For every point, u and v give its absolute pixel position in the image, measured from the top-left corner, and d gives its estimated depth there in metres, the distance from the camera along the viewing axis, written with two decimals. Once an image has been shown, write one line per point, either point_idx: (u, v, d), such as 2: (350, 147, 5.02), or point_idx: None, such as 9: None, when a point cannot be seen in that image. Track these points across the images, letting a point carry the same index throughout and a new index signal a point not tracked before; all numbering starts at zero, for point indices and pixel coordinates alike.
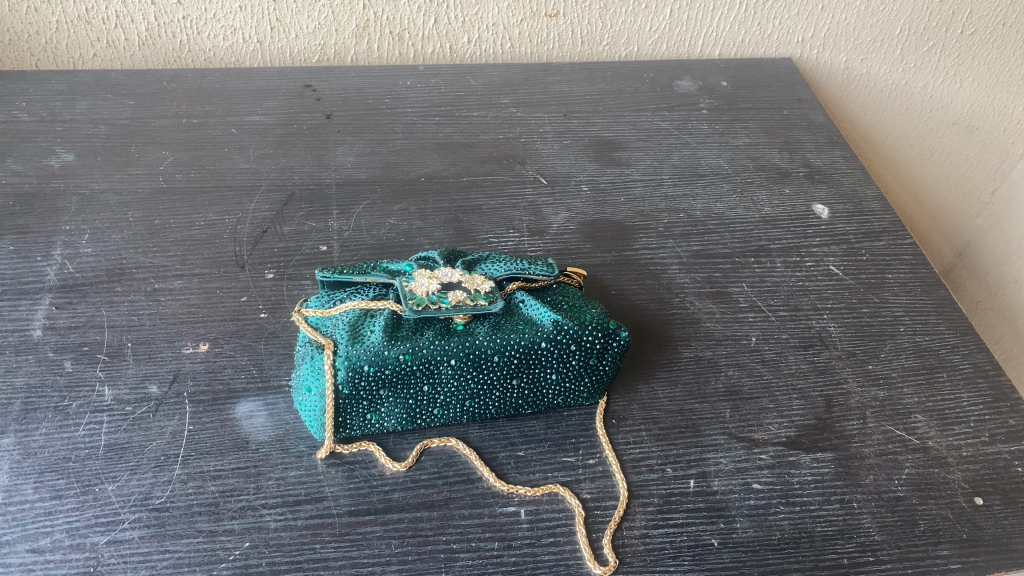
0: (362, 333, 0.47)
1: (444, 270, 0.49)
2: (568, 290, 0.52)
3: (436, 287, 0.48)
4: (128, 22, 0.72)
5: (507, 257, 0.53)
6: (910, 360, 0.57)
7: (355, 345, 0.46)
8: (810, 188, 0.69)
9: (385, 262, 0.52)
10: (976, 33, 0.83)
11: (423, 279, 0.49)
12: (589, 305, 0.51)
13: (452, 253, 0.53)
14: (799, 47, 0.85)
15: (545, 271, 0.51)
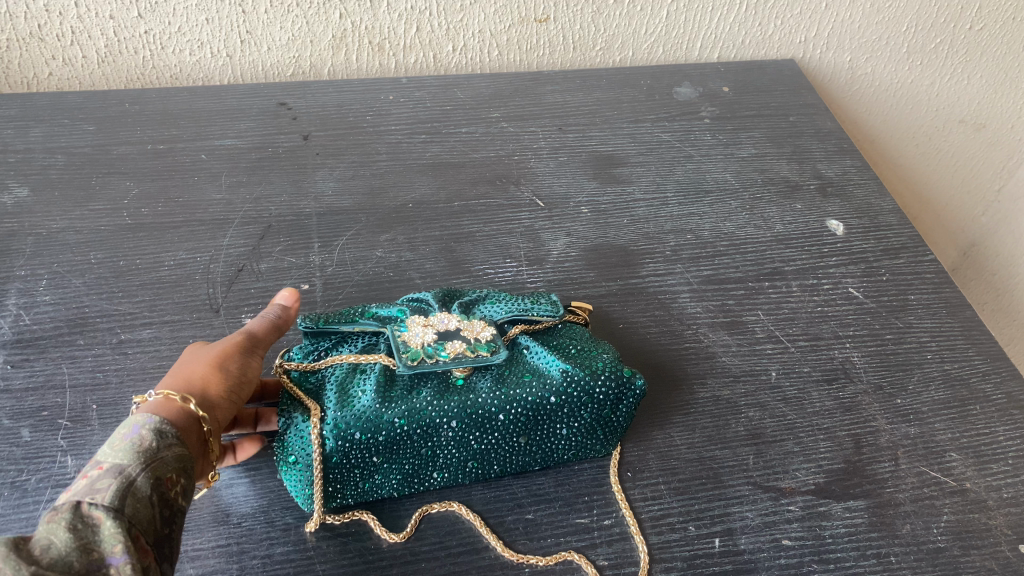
0: (352, 396, 0.42)
1: (439, 317, 0.45)
2: (573, 331, 0.48)
3: (432, 338, 0.43)
4: (85, 38, 0.66)
5: (506, 294, 0.48)
6: (940, 392, 0.53)
7: (345, 409, 0.41)
8: (822, 202, 0.65)
9: (375, 305, 0.48)
10: (986, 28, 0.79)
11: (416, 327, 0.44)
12: (598, 349, 0.46)
13: (445, 292, 0.48)
14: (801, 47, 0.81)
15: (549, 311, 0.47)
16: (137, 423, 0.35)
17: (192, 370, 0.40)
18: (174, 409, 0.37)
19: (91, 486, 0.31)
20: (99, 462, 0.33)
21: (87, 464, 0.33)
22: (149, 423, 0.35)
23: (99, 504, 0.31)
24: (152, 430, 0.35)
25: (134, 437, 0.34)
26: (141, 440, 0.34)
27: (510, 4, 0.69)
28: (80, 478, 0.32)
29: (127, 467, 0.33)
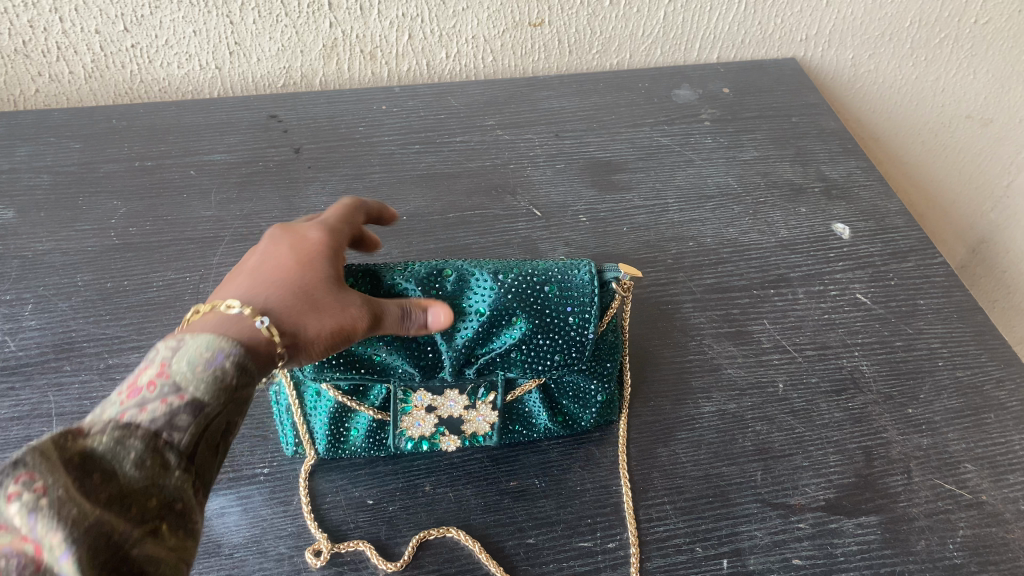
0: (344, 434, 0.45)
1: (447, 395, 0.44)
2: (595, 364, 0.45)
3: (430, 428, 0.44)
4: (71, 54, 0.65)
5: (544, 332, 0.41)
6: (953, 400, 0.51)
7: (338, 449, 0.45)
8: (828, 205, 0.64)
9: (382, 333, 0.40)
10: (991, 22, 0.76)
11: (419, 410, 0.44)
12: (602, 388, 0.46)
13: (474, 330, 0.40)
14: (803, 45, 0.79)
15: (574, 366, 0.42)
16: (223, 347, 0.30)
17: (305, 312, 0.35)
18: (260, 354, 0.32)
19: (168, 418, 0.27)
20: (180, 382, 0.28)
21: (163, 386, 0.28)
22: (234, 353, 0.30)
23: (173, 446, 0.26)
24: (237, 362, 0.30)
25: (220, 370, 0.29)
26: (225, 380, 0.29)
27: (503, 10, 0.68)
28: (154, 400, 0.27)
29: (207, 405, 0.28)
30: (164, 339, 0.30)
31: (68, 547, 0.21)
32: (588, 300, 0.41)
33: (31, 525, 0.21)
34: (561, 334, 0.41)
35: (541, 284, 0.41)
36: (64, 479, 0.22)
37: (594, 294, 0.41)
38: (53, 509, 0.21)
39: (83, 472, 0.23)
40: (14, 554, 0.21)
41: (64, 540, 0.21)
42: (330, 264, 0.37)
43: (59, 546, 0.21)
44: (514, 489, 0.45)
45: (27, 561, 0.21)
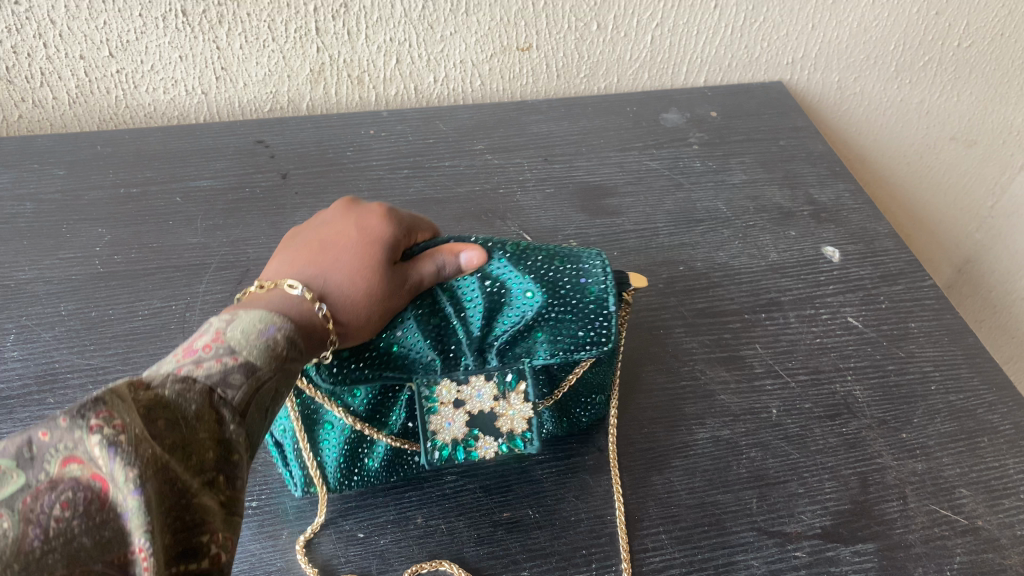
0: (360, 464, 0.44)
1: (473, 383, 0.41)
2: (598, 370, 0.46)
3: (462, 430, 0.41)
4: (55, 80, 0.65)
5: (560, 304, 0.40)
6: (947, 425, 0.51)
7: (353, 479, 0.44)
8: (817, 228, 0.64)
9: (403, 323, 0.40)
10: (974, 45, 0.77)
11: (446, 406, 0.41)
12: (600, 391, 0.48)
13: (487, 304, 0.40)
14: (789, 68, 0.79)
15: (603, 348, 0.41)
16: (272, 323, 0.32)
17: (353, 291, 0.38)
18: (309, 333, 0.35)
19: (224, 380, 0.29)
20: (236, 351, 0.30)
21: (219, 348, 0.30)
22: (282, 327, 0.33)
23: (224, 407, 0.28)
24: (285, 336, 0.33)
25: (268, 340, 0.32)
26: (273, 348, 0.32)
27: (491, 34, 0.68)
28: (210, 359, 0.29)
29: (258, 371, 0.30)
30: (220, 314, 0.33)
31: (137, 483, 0.21)
32: (604, 276, 0.41)
33: (109, 460, 0.21)
34: (579, 307, 0.40)
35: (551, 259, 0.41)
36: (134, 421, 0.23)
37: (610, 271, 0.41)
38: (128, 447, 0.22)
39: (152, 418, 0.24)
40: (81, 487, 0.21)
41: (134, 476, 0.21)
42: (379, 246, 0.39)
43: (131, 481, 0.21)
44: (507, 520, 0.44)
45: (98, 496, 0.21)
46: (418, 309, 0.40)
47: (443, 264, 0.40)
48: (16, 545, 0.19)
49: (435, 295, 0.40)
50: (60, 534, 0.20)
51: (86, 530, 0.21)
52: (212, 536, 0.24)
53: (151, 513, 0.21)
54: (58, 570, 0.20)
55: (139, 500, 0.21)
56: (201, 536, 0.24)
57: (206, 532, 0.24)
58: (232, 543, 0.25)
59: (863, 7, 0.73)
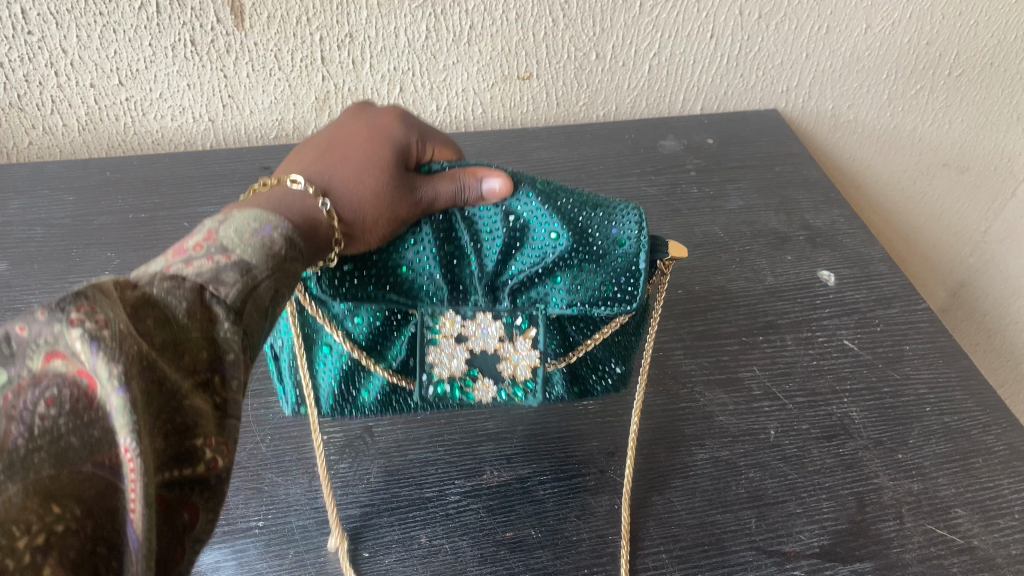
0: (354, 391, 0.46)
1: (479, 320, 0.42)
2: (619, 337, 0.45)
3: (460, 367, 0.43)
4: (65, 107, 0.66)
5: (584, 253, 0.38)
6: (942, 446, 0.51)
7: (343, 403, 0.47)
8: (813, 252, 0.65)
9: (411, 248, 0.39)
10: (964, 74, 0.79)
11: (447, 341, 0.42)
12: (621, 360, 0.46)
13: (506, 238, 0.38)
14: (784, 97, 0.81)
15: (624, 307, 0.38)
16: (268, 224, 0.31)
17: (359, 190, 0.37)
18: (310, 233, 0.34)
19: (216, 275, 0.26)
20: (229, 250, 0.28)
21: (210, 248, 0.28)
22: (280, 228, 0.31)
23: (219, 300, 0.26)
24: (283, 236, 0.31)
25: (264, 240, 0.30)
26: (269, 246, 0.30)
27: (492, 63, 0.69)
28: (200, 258, 0.27)
29: (254, 268, 0.28)
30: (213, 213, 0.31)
31: (123, 381, 0.19)
32: (638, 233, 0.38)
33: (91, 356, 0.19)
34: (604, 261, 0.38)
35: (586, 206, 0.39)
36: (118, 314, 0.21)
37: (645, 229, 0.38)
38: (112, 343, 0.19)
39: (138, 315, 0.22)
40: (67, 385, 0.19)
41: (120, 374, 0.19)
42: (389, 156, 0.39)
43: (117, 380, 0.19)
44: (510, 540, 0.45)
45: (84, 394, 0.19)
46: (431, 229, 0.39)
47: (462, 187, 0.37)
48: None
49: (452, 219, 0.39)
50: (47, 434, 0.18)
51: (74, 430, 0.19)
52: (206, 440, 0.23)
53: (137, 413, 0.19)
54: (46, 472, 0.18)
55: (126, 400, 0.19)
56: (194, 440, 0.22)
57: (199, 436, 0.22)
58: (226, 446, 0.23)
59: (856, 37, 0.74)
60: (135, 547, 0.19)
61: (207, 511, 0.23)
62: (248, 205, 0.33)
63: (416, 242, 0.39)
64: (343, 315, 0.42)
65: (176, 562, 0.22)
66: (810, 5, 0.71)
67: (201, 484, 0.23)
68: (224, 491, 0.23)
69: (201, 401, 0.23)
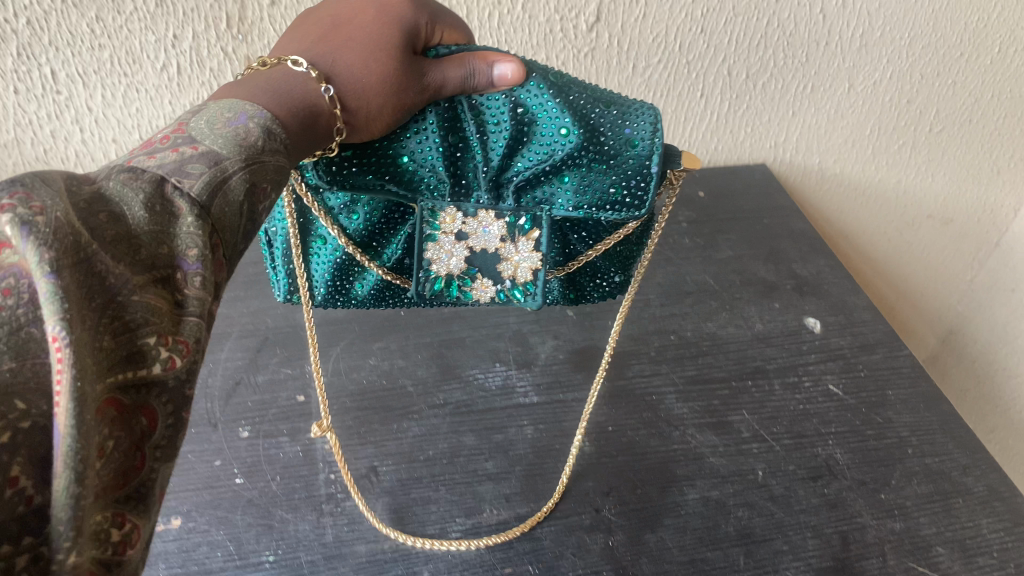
0: (349, 285, 0.49)
1: (480, 219, 0.42)
2: (623, 249, 0.47)
3: (459, 264, 0.45)
4: (88, 160, 0.72)
5: (595, 153, 0.38)
6: (923, 486, 0.54)
7: (338, 296, 0.49)
8: (800, 300, 0.68)
9: (416, 138, 0.39)
10: (944, 130, 0.82)
11: (447, 239, 0.43)
12: (620, 270, 0.48)
13: (513, 133, 0.38)
14: (772, 152, 0.85)
15: (633, 213, 0.39)
16: (243, 114, 0.31)
17: (366, 77, 0.37)
18: (296, 121, 0.34)
19: (178, 167, 0.26)
20: (196, 142, 0.28)
21: (178, 139, 0.28)
22: (256, 118, 0.31)
23: (183, 193, 0.26)
24: (259, 127, 0.31)
25: (237, 129, 0.30)
26: (240, 135, 0.30)
27: None
28: (166, 150, 0.27)
29: (224, 160, 0.28)
30: (191, 105, 0.31)
31: (54, 268, 0.19)
32: (651, 137, 0.38)
33: (22, 240, 0.19)
34: (616, 163, 0.39)
35: (600, 104, 0.39)
36: (59, 206, 0.21)
37: (660, 133, 0.38)
38: (45, 229, 0.20)
39: (89, 210, 0.23)
40: (20, 275, 0.20)
41: (50, 260, 0.19)
42: (395, 39, 0.38)
43: (45, 264, 0.19)
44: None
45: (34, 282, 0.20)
46: (436, 117, 0.39)
47: (472, 72, 0.38)
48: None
49: (459, 105, 0.39)
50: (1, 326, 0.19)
51: (31, 319, 0.20)
52: (158, 342, 0.23)
53: (68, 302, 0.19)
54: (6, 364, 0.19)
55: (56, 287, 0.19)
56: (146, 341, 0.22)
57: (149, 336, 0.22)
58: (186, 347, 0.23)
59: (840, 96, 0.78)
60: (58, 443, 0.19)
61: (168, 418, 0.23)
62: (226, 96, 0.33)
63: (419, 132, 0.39)
64: (340, 210, 0.44)
65: (134, 468, 0.22)
66: (795, 66, 0.74)
67: (157, 388, 0.23)
68: (188, 398, 0.24)
69: (156, 300, 0.23)
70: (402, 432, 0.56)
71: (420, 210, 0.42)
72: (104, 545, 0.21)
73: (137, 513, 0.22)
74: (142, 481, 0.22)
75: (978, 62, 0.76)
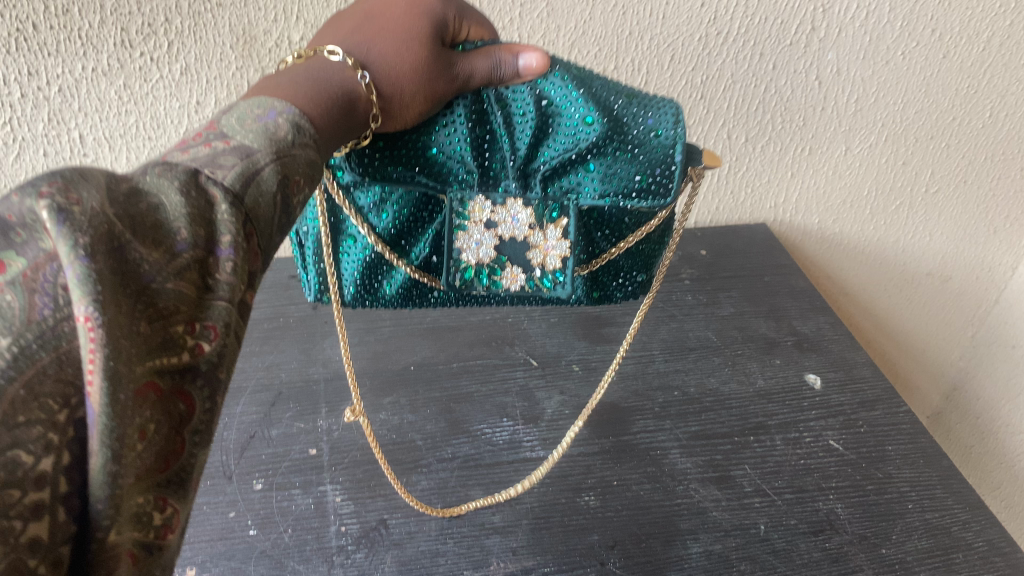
0: (377, 283, 0.52)
1: (509, 207, 0.46)
2: (644, 248, 0.52)
3: (488, 255, 0.48)
4: None
5: (620, 141, 0.42)
6: (923, 541, 0.54)
7: (367, 295, 0.53)
8: (800, 357, 0.70)
9: (446, 132, 0.43)
10: (940, 190, 0.84)
11: (477, 227, 0.46)
12: (641, 269, 0.53)
13: (538, 122, 0.42)
14: (772, 212, 0.87)
15: (659, 200, 0.43)
16: (272, 110, 0.32)
17: (403, 62, 0.39)
18: (333, 112, 0.35)
19: (212, 160, 0.28)
20: (228, 138, 0.30)
21: (210, 136, 0.30)
22: (285, 115, 0.32)
23: (216, 182, 0.26)
24: (289, 122, 0.32)
25: (266, 125, 0.31)
26: (270, 130, 0.31)
27: None
28: (200, 146, 0.29)
29: (256, 154, 0.29)
30: (222, 107, 0.33)
31: (87, 253, 0.20)
32: (674, 128, 0.42)
33: (55, 228, 0.20)
34: (641, 152, 0.42)
35: (624, 100, 0.43)
36: (98, 196, 0.22)
37: (681, 125, 0.42)
38: (81, 218, 0.20)
39: (129, 200, 0.23)
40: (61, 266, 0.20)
41: (84, 246, 0.20)
42: (429, 27, 0.40)
43: (80, 252, 0.20)
44: None
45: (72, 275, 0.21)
46: (466, 111, 0.42)
47: (499, 62, 0.41)
48: (25, 316, 0.20)
49: (486, 101, 0.42)
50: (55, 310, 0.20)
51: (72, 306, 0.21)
52: (186, 329, 0.24)
53: (102, 286, 0.20)
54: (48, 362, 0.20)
55: (89, 271, 0.20)
56: (175, 329, 0.24)
57: (178, 322, 0.24)
58: (215, 332, 0.25)
59: (838, 158, 0.81)
60: (93, 425, 0.21)
61: (205, 402, 0.25)
62: (257, 92, 0.34)
63: (448, 126, 0.43)
64: (370, 208, 0.48)
65: (175, 452, 0.24)
66: (792, 129, 0.77)
67: (192, 373, 0.24)
68: (220, 380, 0.25)
69: (190, 285, 0.24)
70: (411, 485, 0.58)
71: (450, 200, 0.46)
72: (147, 528, 0.23)
73: (178, 495, 0.24)
74: (182, 465, 0.24)
75: (971, 126, 0.79)
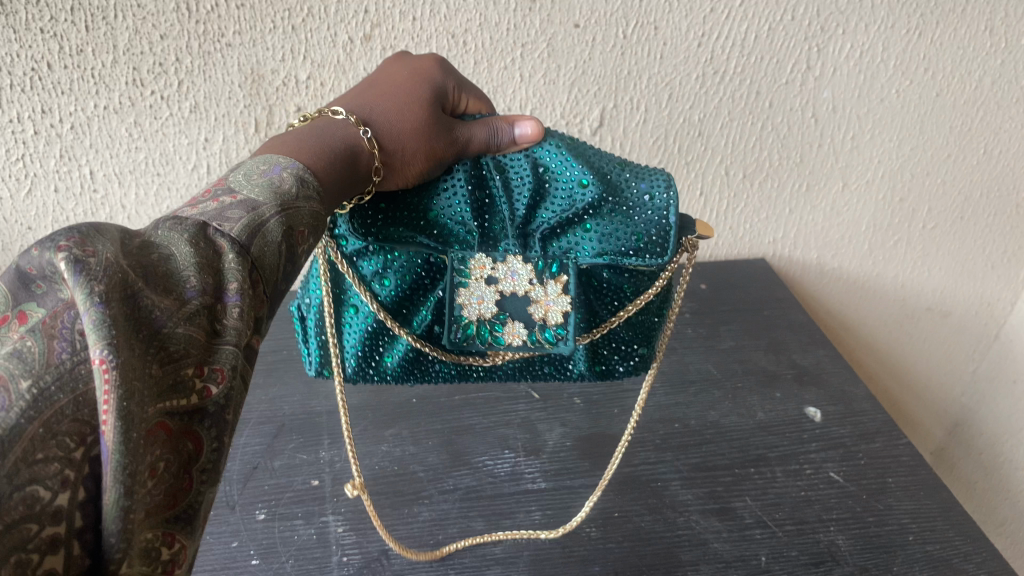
0: (378, 357, 0.51)
1: (509, 264, 0.45)
2: (646, 320, 0.50)
3: (490, 312, 0.46)
4: None
5: (614, 203, 0.43)
6: (925, 572, 0.54)
7: (368, 368, 0.52)
8: (800, 390, 0.70)
9: (446, 194, 0.44)
10: (937, 227, 0.85)
11: (478, 283, 0.45)
12: (643, 343, 0.51)
13: (534, 186, 0.43)
14: (771, 247, 0.88)
15: (658, 259, 0.43)
16: (277, 166, 0.35)
17: (403, 126, 0.41)
18: (336, 167, 0.38)
19: (219, 214, 0.30)
20: (236, 191, 0.32)
21: (218, 191, 0.32)
22: (289, 169, 0.34)
23: (223, 235, 0.29)
24: (292, 176, 0.34)
25: (272, 179, 0.33)
26: (275, 184, 0.33)
27: None
28: (209, 202, 0.31)
29: (261, 208, 0.31)
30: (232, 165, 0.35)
31: (101, 299, 0.22)
32: (666, 192, 0.43)
33: (72, 276, 0.22)
34: (635, 212, 0.43)
35: (617, 168, 0.44)
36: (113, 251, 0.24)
37: (673, 190, 0.43)
38: (96, 268, 0.23)
39: (142, 253, 0.26)
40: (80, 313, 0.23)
41: (99, 293, 0.22)
42: (429, 97, 0.43)
43: (94, 298, 0.22)
44: None
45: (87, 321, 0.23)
46: (465, 175, 0.44)
47: (496, 131, 0.43)
48: (45, 359, 0.22)
49: (485, 166, 0.44)
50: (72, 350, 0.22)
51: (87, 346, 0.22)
52: (195, 371, 0.25)
53: (114, 327, 0.22)
54: (64, 399, 0.22)
55: (103, 315, 0.22)
56: (186, 371, 0.25)
57: (189, 365, 0.25)
58: (223, 374, 0.26)
59: (835, 194, 0.82)
60: (107, 462, 0.21)
61: (212, 442, 0.25)
62: (267, 152, 0.37)
63: (450, 190, 0.44)
64: (372, 277, 0.48)
65: (183, 490, 0.24)
66: (789, 166, 0.79)
67: (201, 414, 0.25)
68: (228, 423, 0.26)
69: (200, 330, 0.26)
70: (413, 517, 0.58)
71: (451, 261, 0.45)
72: (156, 563, 0.23)
73: (185, 532, 0.24)
74: (191, 502, 0.25)
75: (966, 163, 0.80)
